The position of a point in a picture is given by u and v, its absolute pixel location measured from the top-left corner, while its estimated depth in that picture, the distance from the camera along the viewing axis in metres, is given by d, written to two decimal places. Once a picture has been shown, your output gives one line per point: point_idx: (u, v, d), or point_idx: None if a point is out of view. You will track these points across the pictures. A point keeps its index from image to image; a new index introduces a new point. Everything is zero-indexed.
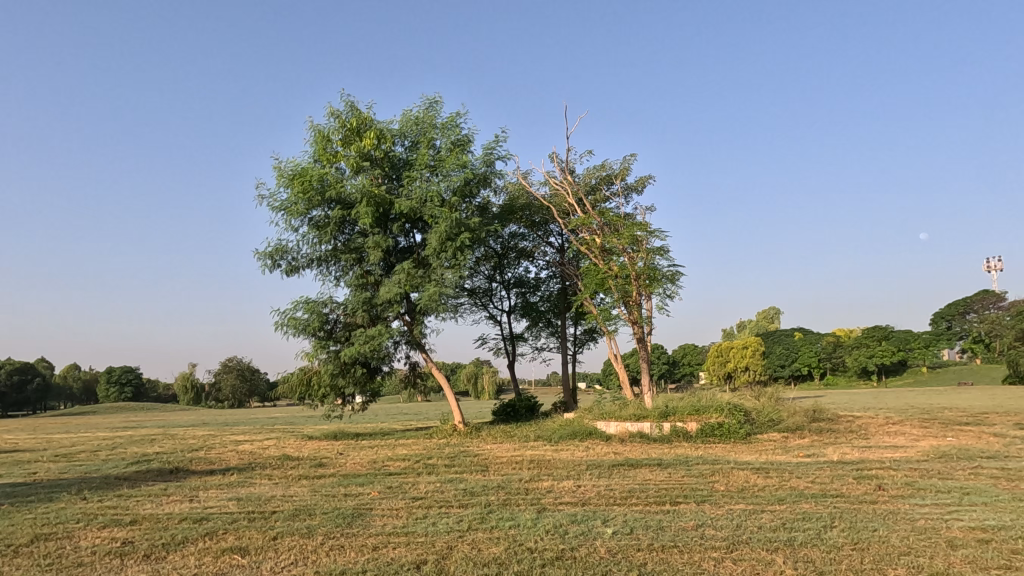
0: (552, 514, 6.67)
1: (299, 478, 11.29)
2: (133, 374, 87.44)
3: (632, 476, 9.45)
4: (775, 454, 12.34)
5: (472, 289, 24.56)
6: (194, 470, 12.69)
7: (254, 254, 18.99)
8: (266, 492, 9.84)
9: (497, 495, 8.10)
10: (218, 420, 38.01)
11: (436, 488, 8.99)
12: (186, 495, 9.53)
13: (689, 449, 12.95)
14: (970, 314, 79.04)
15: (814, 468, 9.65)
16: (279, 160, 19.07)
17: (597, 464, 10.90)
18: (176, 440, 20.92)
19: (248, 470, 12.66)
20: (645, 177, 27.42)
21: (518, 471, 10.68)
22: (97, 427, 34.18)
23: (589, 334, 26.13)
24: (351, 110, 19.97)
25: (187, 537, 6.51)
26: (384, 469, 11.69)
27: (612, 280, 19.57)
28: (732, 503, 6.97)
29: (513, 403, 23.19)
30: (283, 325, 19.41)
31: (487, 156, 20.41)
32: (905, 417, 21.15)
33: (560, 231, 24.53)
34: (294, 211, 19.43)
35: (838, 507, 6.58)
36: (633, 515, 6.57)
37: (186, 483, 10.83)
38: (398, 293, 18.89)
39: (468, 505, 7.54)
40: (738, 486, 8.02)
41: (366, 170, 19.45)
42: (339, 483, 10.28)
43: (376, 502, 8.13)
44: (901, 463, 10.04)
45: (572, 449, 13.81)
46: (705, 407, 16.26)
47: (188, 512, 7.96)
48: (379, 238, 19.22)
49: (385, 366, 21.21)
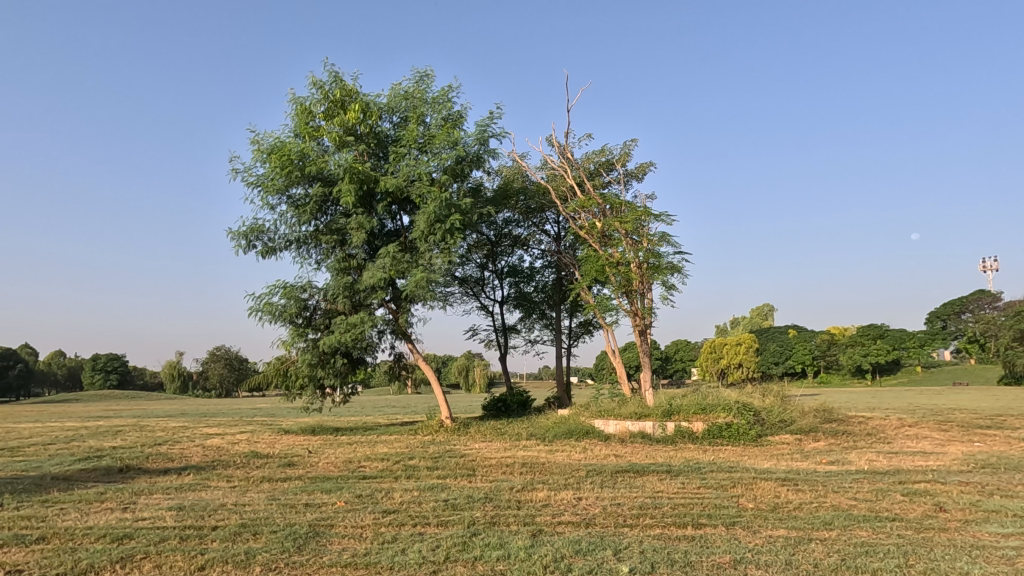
0: (550, 542, 5.38)
1: (261, 481, 9.95)
2: (120, 362, 85.90)
3: (640, 486, 8.20)
4: (794, 460, 11.12)
5: (463, 277, 23.29)
6: (148, 470, 11.32)
7: (227, 234, 17.61)
8: (217, 498, 8.49)
9: (483, 510, 6.82)
10: (198, 412, 36.69)
11: (412, 499, 7.68)
12: (123, 501, 8.19)
13: (699, 453, 11.70)
14: (965, 314, 78.21)
15: (850, 479, 8.37)
16: (256, 133, 17.67)
17: (599, 470, 9.65)
18: (144, 433, 19.56)
19: (206, 470, 11.34)
20: (646, 163, 26.13)
21: (509, 477, 9.41)
22: (76, 416, 32.83)
23: (585, 326, 24.92)
24: (335, 81, 18.59)
25: (93, 565, 5.20)
26: (358, 471, 10.40)
27: (613, 268, 18.30)
28: (771, 528, 5.75)
29: (504, 398, 21.96)
30: (257, 311, 18.02)
31: (481, 133, 19.03)
32: (919, 419, 19.88)
33: (557, 218, 23.25)
34: (272, 188, 18.07)
35: (906, 538, 5.32)
36: (652, 544, 5.29)
37: (131, 485, 9.49)
38: (383, 278, 17.56)
39: (447, 524, 6.26)
40: (770, 503, 6.78)
41: (350, 146, 18.10)
42: (302, 488, 8.95)
43: (339, 517, 6.84)
44: (946, 475, 8.81)
45: (568, 450, 12.60)
46: (712, 405, 15.06)
47: (111, 526, 6.64)
48: (362, 219, 17.94)
49: (369, 356, 19.95)
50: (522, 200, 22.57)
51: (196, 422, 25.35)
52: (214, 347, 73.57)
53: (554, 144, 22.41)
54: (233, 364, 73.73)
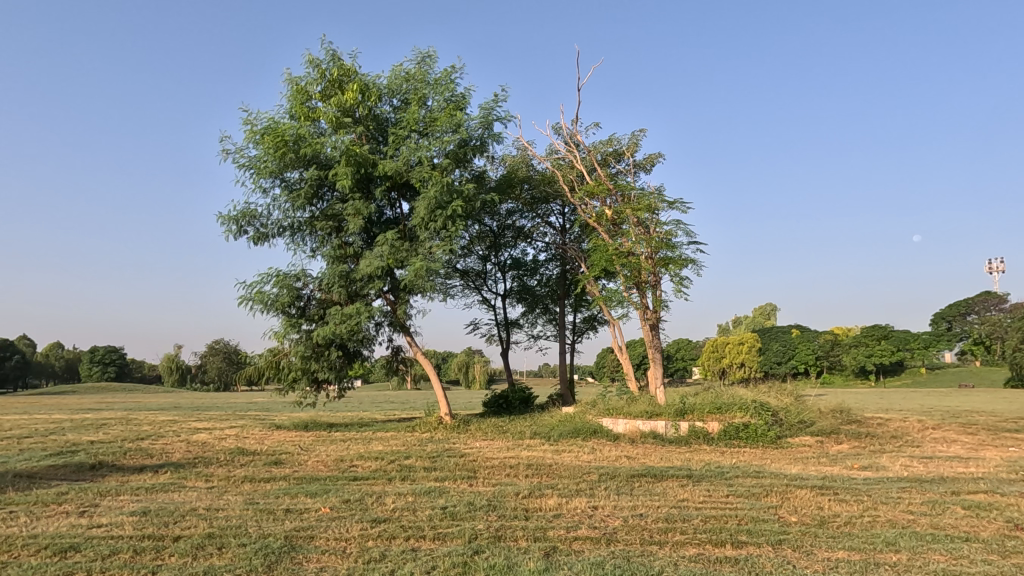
0: (568, 565, 4.51)
1: (242, 482, 9.08)
2: (118, 355, 85.12)
3: (662, 493, 7.34)
4: (823, 464, 10.26)
5: (464, 270, 22.47)
6: (122, 467, 10.44)
7: (217, 219, 16.76)
8: (189, 502, 7.61)
9: (486, 521, 5.97)
10: (193, 405, 35.92)
11: (405, 506, 6.80)
12: (83, 503, 7.34)
13: (717, 456, 10.84)
14: (971, 315, 77.01)
15: (896, 489, 7.50)
16: (249, 113, 16.76)
17: (612, 474, 8.80)
18: (130, 426, 18.72)
19: (186, 469, 10.44)
20: (654, 154, 25.32)
21: (514, 481, 8.55)
22: (68, 406, 32.20)
23: (589, 322, 24.06)
24: (333, 60, 17.71)
25: None
26: (349, 472, 9.54)
27: (623, 259, 17.27)
28: (825, 551, 4.88)
29: (506, 395, 21.08)
30: (248, 300, 17.14)
31: (485, 116, 18.15)
32: (942, 422, 18.94)
33: (563, 209, 22.39)
34: (264, 171, 17.21)
35: (994, 564, 4.45)
36: (689, 568, 4.42)
37: (98, 485, 8.60)
38: (380, 267, 16.65)
39: (446, 538, 5.41)
40: (816, 518, 5.91)
41: (348, 128, 17.22)
42: (284, 491, 8.08)
43: (320, 527, 5.97)
44: (999, 484, 7.92)
45: (576, 451, 11.74)
46: (728, 404, 14.19)
47: (59, 535, 5.78)
48: (359, 205, 17.07)
49: (366, 350, 19.13)
50: (526, 189, 21.69)
51: (187, 417, 24.44)
52: (214, 341, 72.84)
53: (562, 132, 21.55)
54: (229, 359, 72.70)
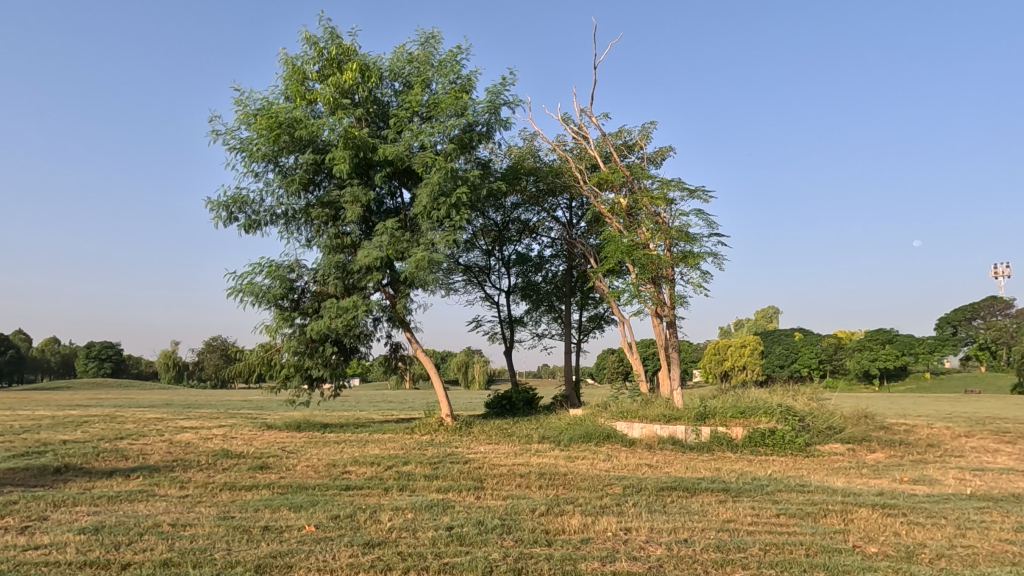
0: None
1: (220, 490, 8.06)
2: (113, 350, 84.08)
3: (703, 512, 6.31)
4: (867, 476, 9.23)
5: (467, 265, 21.48)
6: (89, 471, 9.41)
7: (207, 204, 15.75)
8: (154, 514, 6.59)
9: (501, 549, 4.94)
10: (183, 402, 34.66)
11: (403, 525, 5.77)
12: (30, 516, 6.31)
13: (747, 465, 9.82)
14: (977, 320, 75.56)
15: (973, 509, 6.47)
16: (241, 93, 15.72)
17: (637, 487, 7.76)
18: (114, 424, 17.73)
19: (160, 473, 9.40)
20: (665, 147, 24.29)
21: (527, 493, 7.54)
22: (54, 403, 30.98)
23: (596, 321, 23.02)
24: (332, 39, 16.69)
25: None
26: (341, 480, 8.50)
27: (639, 252, 16.19)
28: None
29: (510, 396, 20.04)
30: (238, 291, 16.11)
31: (492, 100, 17.15)
32: (972, 429, 17.83)
33: (570, 203, 21.36)
34: (257, 155, 16.19)
35: None
36: None
37: (56, 492, 7.57)
38: (379, 258, 15.59)
39: (453, 572, 4.38)
40: (900, 548, 4.89)
41: (347, 110, 16.22)
42: (266, 503, 7.05)
43: (302, 552, 4.95)
44: None
45: (590, 458, 10.72)
46: (752, 408, 13.19)
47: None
48: (357, 191, 16.03)
49: (363, 346, 18.11)
50: (533, 181, 20.67)
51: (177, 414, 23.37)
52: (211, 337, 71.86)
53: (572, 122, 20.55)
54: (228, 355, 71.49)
